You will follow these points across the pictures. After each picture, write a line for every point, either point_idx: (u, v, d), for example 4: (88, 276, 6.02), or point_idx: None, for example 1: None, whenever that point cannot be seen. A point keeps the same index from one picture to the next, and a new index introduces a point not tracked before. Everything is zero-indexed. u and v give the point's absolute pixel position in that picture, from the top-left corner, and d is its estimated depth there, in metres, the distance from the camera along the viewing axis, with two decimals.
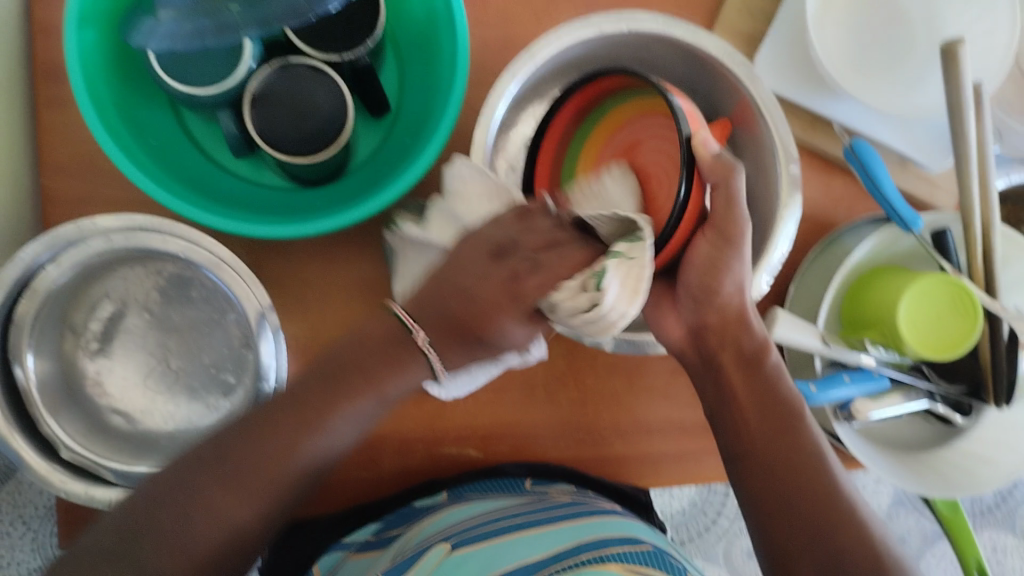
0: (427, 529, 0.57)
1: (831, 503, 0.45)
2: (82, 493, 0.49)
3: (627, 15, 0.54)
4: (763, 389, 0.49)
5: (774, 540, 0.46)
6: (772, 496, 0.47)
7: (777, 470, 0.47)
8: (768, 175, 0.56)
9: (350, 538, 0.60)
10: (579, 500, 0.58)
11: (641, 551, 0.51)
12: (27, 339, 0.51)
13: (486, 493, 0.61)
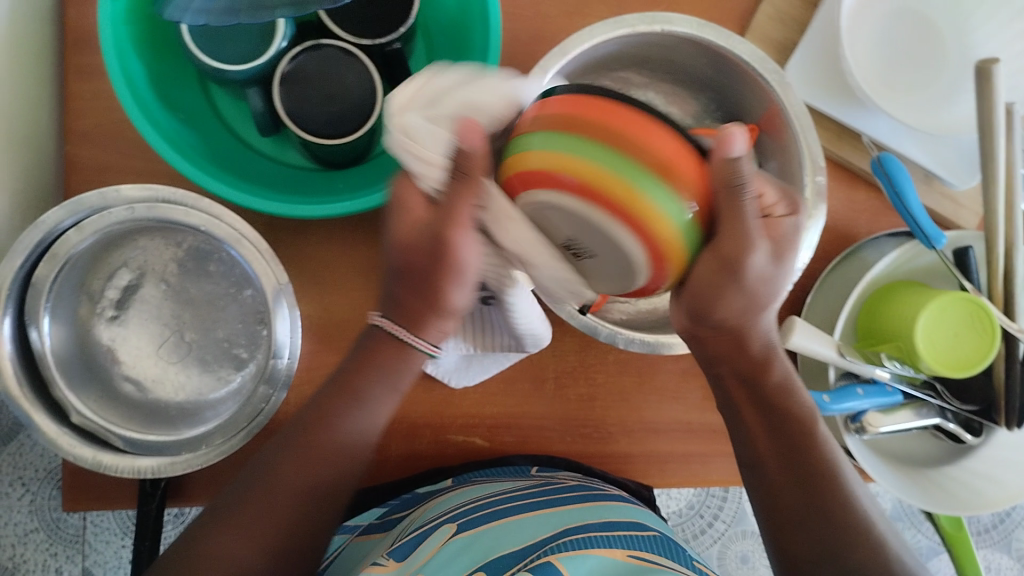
0: (430, 510, 0.57)
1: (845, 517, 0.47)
2: (90, 458, 0.49)
3: (662, 17, 0.53)
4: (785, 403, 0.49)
5: (787, 547, 0.47)
6: (790, 513, 0.48)
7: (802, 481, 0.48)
8: (792, 184, 0.55)
9: (354, 522, 0.63)
10: (588, 486, 0.58)
11: (649, 539, 0.51)
12: (44, 303, 0.50)
13: (492, 478, 0.60)
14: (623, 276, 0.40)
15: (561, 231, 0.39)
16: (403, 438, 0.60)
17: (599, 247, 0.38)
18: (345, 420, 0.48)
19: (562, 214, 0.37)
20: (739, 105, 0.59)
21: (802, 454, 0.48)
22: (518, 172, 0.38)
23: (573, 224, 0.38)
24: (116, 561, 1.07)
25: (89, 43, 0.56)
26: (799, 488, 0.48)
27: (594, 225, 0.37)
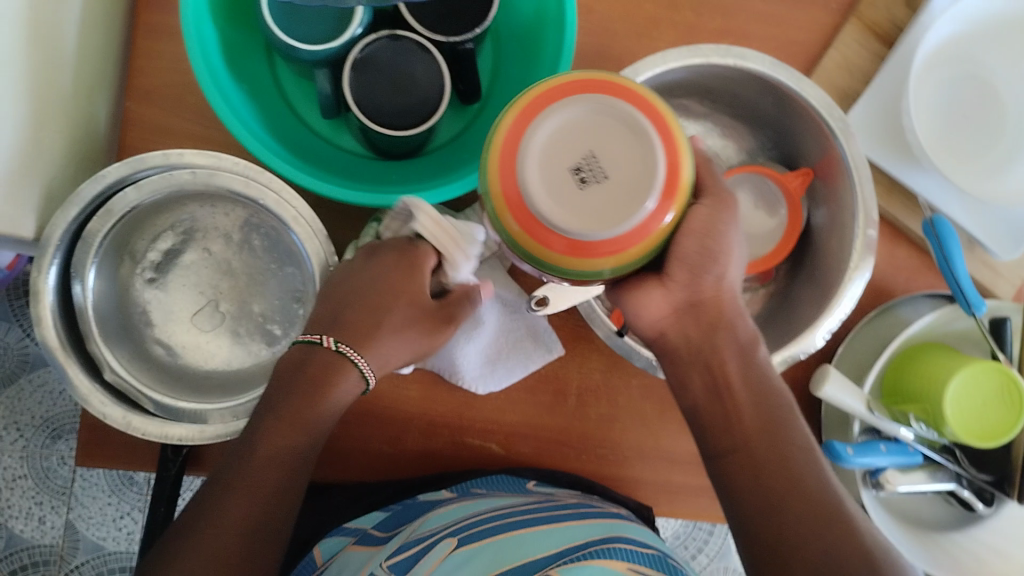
0: (432, 521, 0.57)
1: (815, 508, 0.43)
2: (121, 418, 0.48)
3: (737, 51, 0.53)
4: (760, 388, 0.46)
5: (757, 544, 0.44)
6: (759, 508, 0.44)
7: (761, 470, 0.45)
8: (843, 234, 0.55)
9: (354, 524, 0.60)
10: (587, 502, 0.58)
11: (647, 554, 0.51)
12: (93, 257, 0.51)
13: (492, 490, 0.59)
14: (632, 197, 0.36)
15: (574, 147, 0.36)
16: (422, 435, 0.60)
17: (620, 162, 0.36)
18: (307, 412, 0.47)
19: (577, 125, 0.37)
20: (795, 149, 0.59)
21: (766, 443, 0.45)
22: (524, 104, 0.38)
23: (595, 129, 0.37)
24: (99, 517, 1.06)
25: (164, 4, 0.56)
26: (768, 486, 0.44)
27: (619, 128, 0.37)
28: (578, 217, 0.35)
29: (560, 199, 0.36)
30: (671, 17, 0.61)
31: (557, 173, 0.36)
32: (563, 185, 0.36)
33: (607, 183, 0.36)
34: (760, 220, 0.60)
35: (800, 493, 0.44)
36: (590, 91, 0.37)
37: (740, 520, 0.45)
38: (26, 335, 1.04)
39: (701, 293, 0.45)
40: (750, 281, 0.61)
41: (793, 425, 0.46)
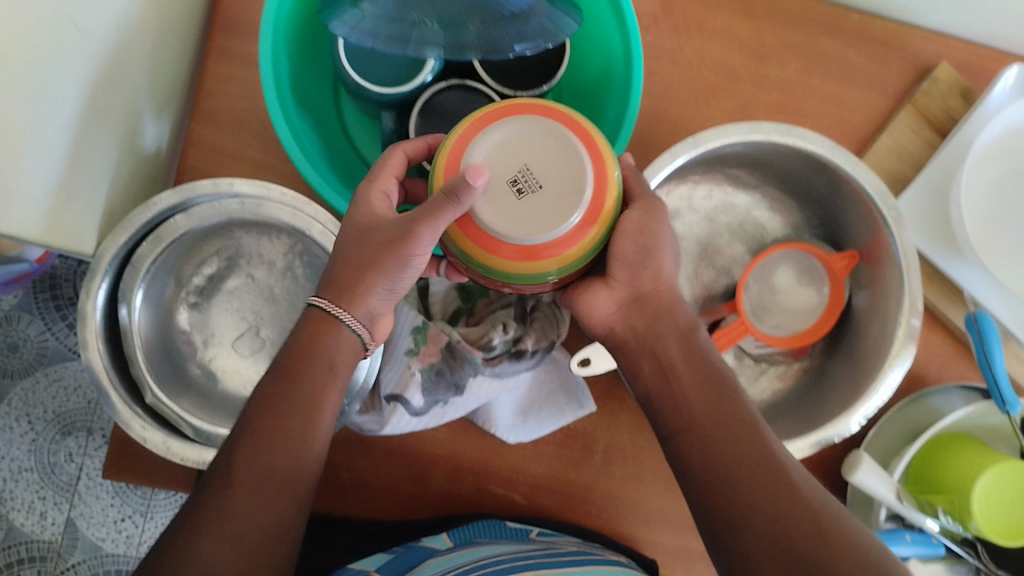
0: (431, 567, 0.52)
1: (777, 479, 0.40)
2: (160, 442, 0.49)
3: (798, 131, 0.53)
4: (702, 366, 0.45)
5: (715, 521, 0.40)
6: (715, 484, 0.41)
7: (713, 448, 0.42)
8: (886, 319, 0.55)
9: (358, 565, 0.56)
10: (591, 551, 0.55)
11: None
12: (139, 281, 0.51)
13: (494, 539, 0.56)
14: (563, 207, 0.41)
15: (511, 163, 0.42)
16: (446, 477, 0.60)
17: (551, 175, 0.41)
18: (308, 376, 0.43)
19: (512, 144, 0.42)
20: (842, 229, 0.60)
21: (714, 420, 0.43)
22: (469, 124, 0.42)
23: (529, 147, 0.42)
24: (100, 517, 1.06)
25: (238, 30, 0.57)
26: (735, 463, 0.41)
27: (551, 146, 0.42)
28: (515, 222, 0.40)
29: (496, 207, 0.41)
30: (731, 86, 0.62)
31: (498, 186, 0.41)
32: (503, 196, 0.41)
33: (540, 194, 0.41)
34: (804, 297, 0.60)
35: (774, 465, 0.40)
36: (527, 113, 0.43)
37: (711, 508, 0.41)
38: (46, 329, 1.05)
39: (642, 287, 0.47)
40: (783, 355, 0.62)
41: (738, 398, 0.44)
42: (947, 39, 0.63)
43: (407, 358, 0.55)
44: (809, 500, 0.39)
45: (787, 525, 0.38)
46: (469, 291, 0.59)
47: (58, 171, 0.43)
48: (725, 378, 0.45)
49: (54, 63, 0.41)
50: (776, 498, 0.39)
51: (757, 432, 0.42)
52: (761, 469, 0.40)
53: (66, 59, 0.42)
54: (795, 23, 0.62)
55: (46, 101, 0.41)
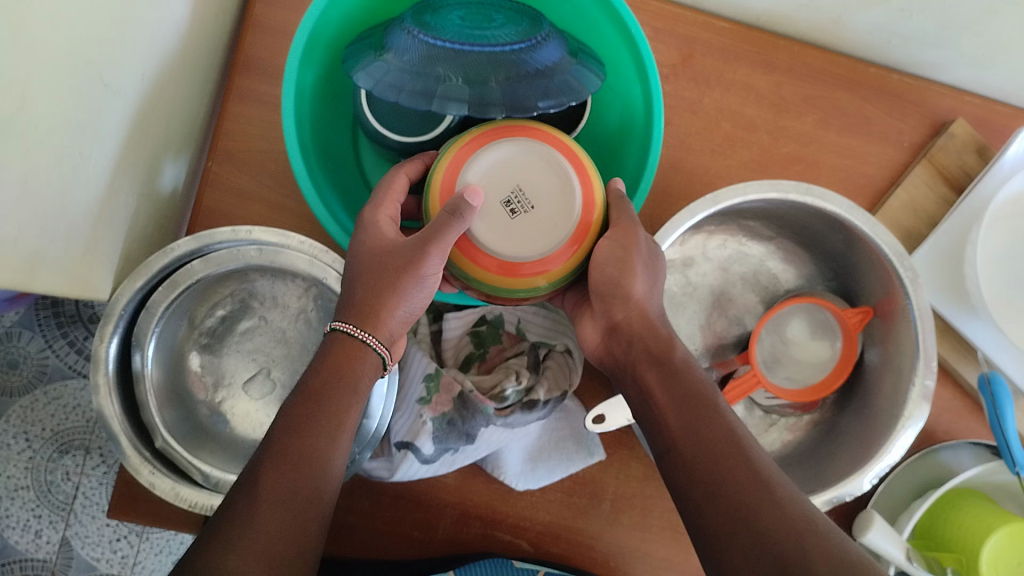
0: None
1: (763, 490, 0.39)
2: (169, 489, 0.48)
3: (818, 191, 0.53)
4: (674, 383, 0.44)
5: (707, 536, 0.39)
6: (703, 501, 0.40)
7: (696, 464, 0.41)
8: (899, 379, 0.55)
9: None
10: None
11: None
12: (153, 326, 0.51)
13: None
14: (552, 228, 0.45)
15: (504, 186, 0.45)
16: (453, 523, 0.59)
17: (541, 196, 0.45)
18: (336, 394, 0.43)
19: (503, 166, 0.45)
20: (856, 284, 0.60)
21: (693, 439, 0.42)
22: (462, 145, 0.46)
23: (520, 170, 0.45)
24: (96, 537, 1.02)
25: (258, 71, 0.58)
26: (719, 482, 0.39)
27: (541, 168, 0.46)
28: (510, 240, 0.44)
29: (489, 227, 0.44)
30: (747, 137, 0.62)
31: (492, 207, 0.45)
32: (497, 216, 0.45)
33: (531, 215, 0.45)
34: (817, 350, 0.60)
35: (757, 481, 0.39)
36: (524, 135, 0.46)
37: (702, 528, 0.39)
38: (46, 346, 0.99)
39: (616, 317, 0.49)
40: (794, 409, 0.62)
41: (716, 407, 0.43)
42: (964, 95, 0.63)
43: (419, 406, 0.54)
44: (796, 516, 0.37)
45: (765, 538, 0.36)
46: (482, 337, 0.59)
47: (70, 213, 0.42)
48: (699, 389, 0.44)
49: (74, 105, 0.41)
50: (755, 510, 0.38)
51: (738, 445, 0.41)
52: (742, 487, 0.39)
53: (86, 105, 0.42)
54: (812, 76, 0.62)
55: (63, 143, 0.41)
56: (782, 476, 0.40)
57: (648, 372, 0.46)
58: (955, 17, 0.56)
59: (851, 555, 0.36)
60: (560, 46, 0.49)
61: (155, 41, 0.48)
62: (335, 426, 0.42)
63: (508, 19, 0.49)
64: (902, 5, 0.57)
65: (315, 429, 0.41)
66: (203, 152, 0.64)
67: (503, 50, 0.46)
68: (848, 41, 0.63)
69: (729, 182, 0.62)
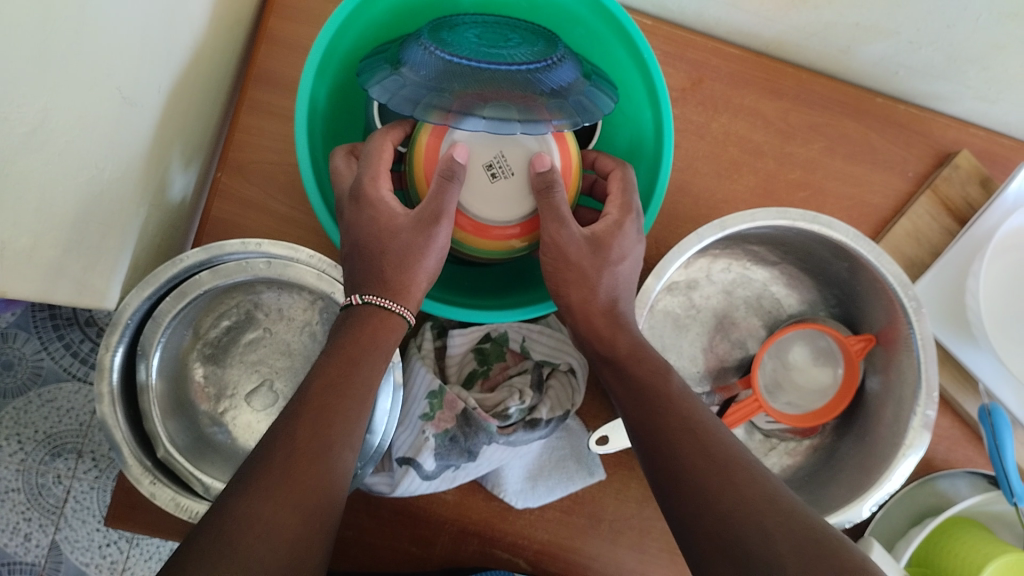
0: None
1: (727, 471, 0.39)
2: (170, 500, 0.48)
3: (824, 218, 0.54)
4: (633, 384, 0.45)
5: (682, 522, 0.38)
6: (675, 489, 0.40)
7: (662, 454, 0.41)
8: (901, 407, 0.55)
9: None
10: None
11: None
12: (159, 336, 0.51)
13: None
14: (523, 196, 0.49)
15: (489, 149, 0.49)
16: (453, 539, 0.59)
17: (522, 165, 0.49)
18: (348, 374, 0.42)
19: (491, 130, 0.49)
20: (860, 312, 0.60)
21: (657, 432, 0.42)
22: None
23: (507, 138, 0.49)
24: (86, 541, 1.00)
25: (271, 84, 0.58)
26: (681, 469, 0.40)
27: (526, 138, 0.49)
28: (486, 204, 0.49)
29: (472, 190, 0.49)
30: (754, 162, 0.63)
31: (473, 169, 0.49)
32: (477, 181, 0.49)
33: (510, 179, 0.49)
34: (816, 376, 0.62)
35: (713, 465, 0.39)
36: None
37: (678, 514, 0.39)
38: (42, 348, 0.98)
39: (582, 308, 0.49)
40: (794, 433, 0.62)
41: (676, 401, 0.43)
42: (969, 127, 0.64)
43: (422, 422, 0.54)
44: (755, 494, 0.37)
45: (727, 517, 0.36)
46: (486, 355, 0.59)
47: (76, 212, 0.42)
48: (653, 385, 0.45)
49: (90, 104, 0.41)
50: (718, 490, 0.38)
51: (695, 432, 0.41)
52: (700, 471, 0.39)
53: (98, 105, 0.41)
54: (820, 104, 0.63)
55: (78, 142, 0.40)
56: (742, 455, 0.40)
57: (607, 372, 0.47)
58: (963, 51, 0.57)
59: (813, 528, 0.36)
60: (575, 67, 0.49)
61: (171, 51, 0.48)
62: (346, 411, 0.41)
63: (523, 40, 0.49)
64: (911, 37, 0.57)
65: (330, 401, 0.40)
66: (213, 163, 0.64)
67: (519, 69, 0.46)
68: (855, 70, 0.64)
69: (735, 206, 0.62)
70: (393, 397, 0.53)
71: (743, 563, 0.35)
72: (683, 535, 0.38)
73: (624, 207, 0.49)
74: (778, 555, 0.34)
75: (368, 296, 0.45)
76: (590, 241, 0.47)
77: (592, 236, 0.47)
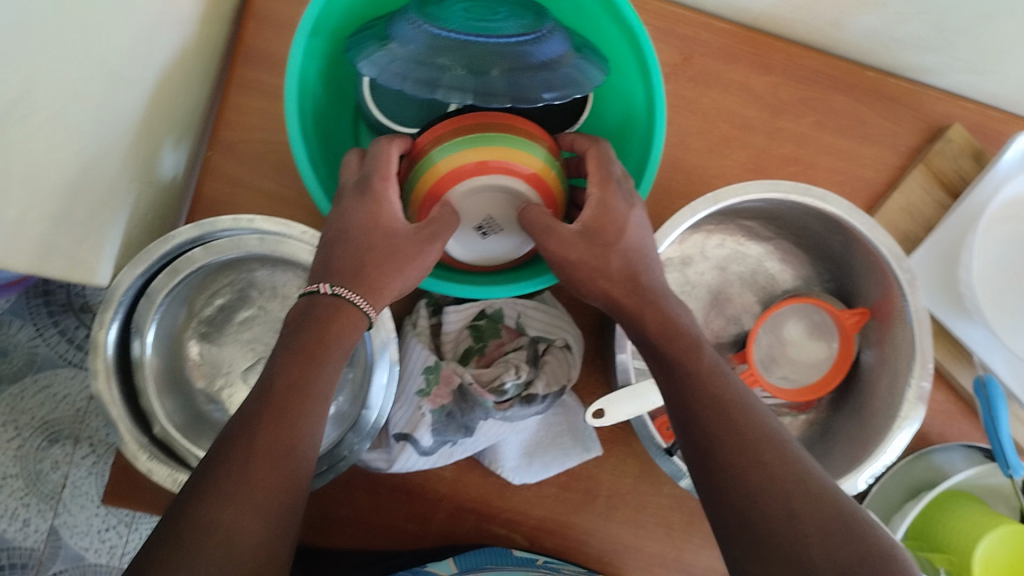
0: None
1: (758, 450, 0.39)
2: (167, 476, 0.48)
3: (817, 191, 0.54)
4: (662, 353, 0.44)
5: (712, 501, 0.39)
6: (704, 467, 0.40)
7: (693, 428, 0.41)
8: (895, 379, 0.55)
9: None
10: None
11: None
12: (152, 314, 0.51)
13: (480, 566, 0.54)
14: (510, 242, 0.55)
15: (478, 216, 0.52)
16: (450, 516, 0.59)
17: (510, 223, 0.53)
18: (333, 352, 0.42)
19: (481, 196, 0.51)
20: (854, 285, 0.60)
21: (689, 407, 0.41)
22: (474, 161, 0.49)
23: (495, 205, 0.52)
24: (85, 527, 1.00)
25: (261, 61, 0.58)
26: (711, 446, 0.40)
27: (511, 198, 0.51)
28: (479, 254, 0.55)
29: (468, 241, 0.54)
30: (746, 137, 0.63)
31: (467, 230, 0.53)
32: (470, 235, 0.54)
33: (501, 233, 0.54)
34: (812, 350, 0.62)
35: (743, 442, 0.39)
36: (491, 170, 0.49)
37: (708, 491, 0.40)
38: (37, 334, 0.98)
39: None
40: (790, 408, 0.62)
41: (709, 372, 0.42)
42: (960, 100, 0.64)
43: (418, 398, 0.55)
44: (786, 474, 0.38)
45: (755, 497, 0.37)
46: (482, 330, 0.59)
47: (62, 187, 0.42)
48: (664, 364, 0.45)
49: (67, 74, 0.40)
50: (751, 470, 0.38)
51: (725, 404, 0.41)
52: (732, 454, 0.39)
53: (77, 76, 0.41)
54: (812, 78, 0.63)
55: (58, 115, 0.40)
56: (767, 427, 0.40)
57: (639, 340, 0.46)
58: (954, 22, 0.57)
59: (843, 511, 0.37)
60: (564, 40, 0.49)
61: (157, 26, 0.48)
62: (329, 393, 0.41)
63: (512, 14, 0.49)
64: (901, 10, 0.57)
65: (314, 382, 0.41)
66: (203, 143, 0.64)
67: (508, 42, 0.46)
68: (847, 44, 0.64)
69: (728, 181, 0.63)
70: (390, 378, 0.52)
71: (768, 544, 0.36)
72: (713, 511, 0.39)
73: (604, 181, 0.48)
74: (811, 543, 0.35)
75: (338, 287, 0.44)
76: (584, 233, 0.47)
77: (585, 226, 0.47)
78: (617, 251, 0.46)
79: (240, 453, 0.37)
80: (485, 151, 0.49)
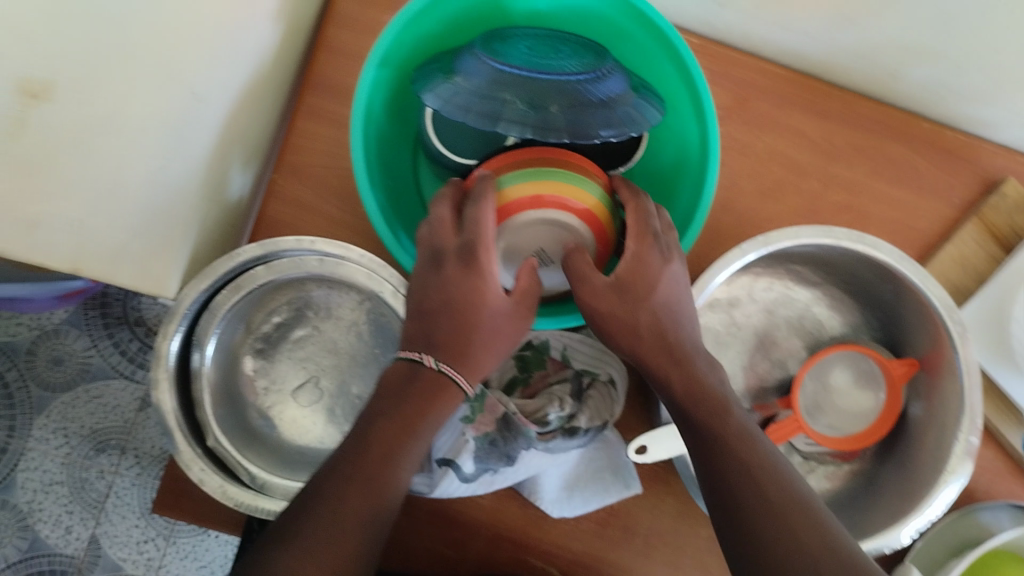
0: None
1: (787, 519, 0.39)
2: (218, 487, 0.49)
3: (869, 239, 0.54)
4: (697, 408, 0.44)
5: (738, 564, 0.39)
6: (733, 531, 0.40)
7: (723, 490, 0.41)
8: (943, 432, 0.54)
9: None
10: None
11: None
12: (214, 327, 0.53)
13: None
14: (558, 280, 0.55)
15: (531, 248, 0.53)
16: (487, 544, 0.60)
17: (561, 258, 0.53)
18: (400, 400, 0.44)
19: (535, 228, 0.52)
20: (904, 335, 0.60)
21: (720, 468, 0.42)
22: (530, 192, 0.50)
23: (548, 239, 0.52)
24: (125, 537, 1.01)
25: (327, 91, 0.60)
26: (739, 510, 0.40)
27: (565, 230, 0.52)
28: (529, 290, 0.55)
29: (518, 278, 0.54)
30: (798, 183, 0.63)
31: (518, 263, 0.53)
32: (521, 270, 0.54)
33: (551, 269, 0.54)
34: (858, 399, 0.61)
35: (772, 508, 0.39)
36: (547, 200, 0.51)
37: (735, 553, 0.40)
38: (92, 345, 1.01)
39: None
40: (834, 456, 0.61)
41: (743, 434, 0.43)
42: (1016, 154, 0.64)
43: (463, 424, 0.55)
44: (815, 545, 0.38)
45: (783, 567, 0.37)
46: (528, 362, 0.60)
47: None
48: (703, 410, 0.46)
49: None
50: (780, 540, 0.38)
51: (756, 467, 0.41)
52: (761, 521, 0.39)
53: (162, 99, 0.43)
54: (866, 127, 0.63)
55: None
56: (799, 490, 0.40)
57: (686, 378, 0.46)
58: (1013, 76, 0.57)
59: None
60: (623, 80, 0.50)
61: (234, 55, 0.50)
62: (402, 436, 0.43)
63: (573, 53, 0.51)
64: (957, 62, 0.58)
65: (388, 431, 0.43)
66: (268, 167, 0.67)
67: (569, 80, 0.47)
68: (902, 95, 0.64)
69: (778, 225, 0.63)
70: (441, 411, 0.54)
71: None
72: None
73: (640, 236, 0.48)
74: None
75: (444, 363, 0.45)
76: (616, 286, 0.47)
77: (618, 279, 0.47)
78: (647, 307, 0.46)
79: (322, 501, 0.40)
80: (541, 180, 0.50)
